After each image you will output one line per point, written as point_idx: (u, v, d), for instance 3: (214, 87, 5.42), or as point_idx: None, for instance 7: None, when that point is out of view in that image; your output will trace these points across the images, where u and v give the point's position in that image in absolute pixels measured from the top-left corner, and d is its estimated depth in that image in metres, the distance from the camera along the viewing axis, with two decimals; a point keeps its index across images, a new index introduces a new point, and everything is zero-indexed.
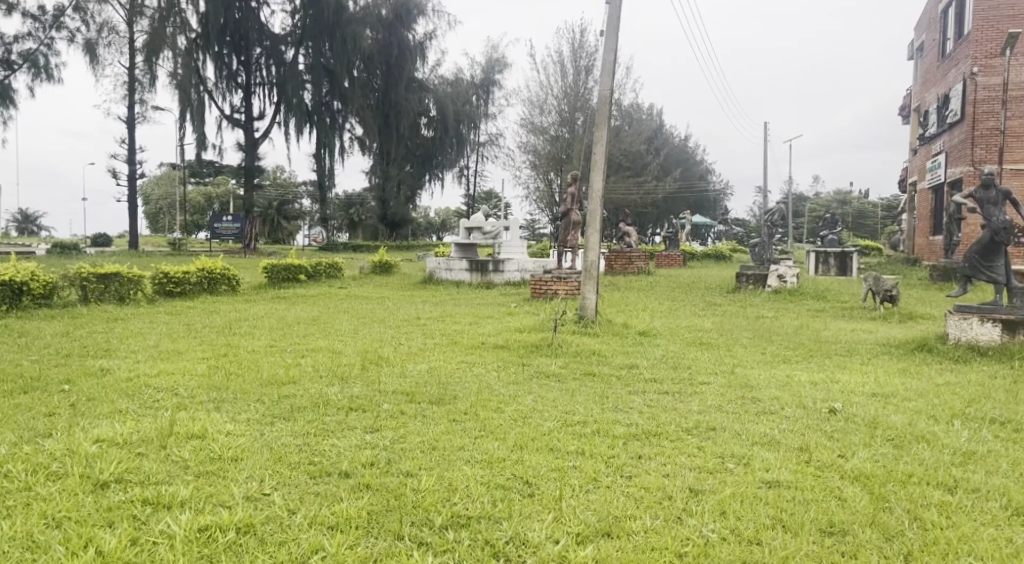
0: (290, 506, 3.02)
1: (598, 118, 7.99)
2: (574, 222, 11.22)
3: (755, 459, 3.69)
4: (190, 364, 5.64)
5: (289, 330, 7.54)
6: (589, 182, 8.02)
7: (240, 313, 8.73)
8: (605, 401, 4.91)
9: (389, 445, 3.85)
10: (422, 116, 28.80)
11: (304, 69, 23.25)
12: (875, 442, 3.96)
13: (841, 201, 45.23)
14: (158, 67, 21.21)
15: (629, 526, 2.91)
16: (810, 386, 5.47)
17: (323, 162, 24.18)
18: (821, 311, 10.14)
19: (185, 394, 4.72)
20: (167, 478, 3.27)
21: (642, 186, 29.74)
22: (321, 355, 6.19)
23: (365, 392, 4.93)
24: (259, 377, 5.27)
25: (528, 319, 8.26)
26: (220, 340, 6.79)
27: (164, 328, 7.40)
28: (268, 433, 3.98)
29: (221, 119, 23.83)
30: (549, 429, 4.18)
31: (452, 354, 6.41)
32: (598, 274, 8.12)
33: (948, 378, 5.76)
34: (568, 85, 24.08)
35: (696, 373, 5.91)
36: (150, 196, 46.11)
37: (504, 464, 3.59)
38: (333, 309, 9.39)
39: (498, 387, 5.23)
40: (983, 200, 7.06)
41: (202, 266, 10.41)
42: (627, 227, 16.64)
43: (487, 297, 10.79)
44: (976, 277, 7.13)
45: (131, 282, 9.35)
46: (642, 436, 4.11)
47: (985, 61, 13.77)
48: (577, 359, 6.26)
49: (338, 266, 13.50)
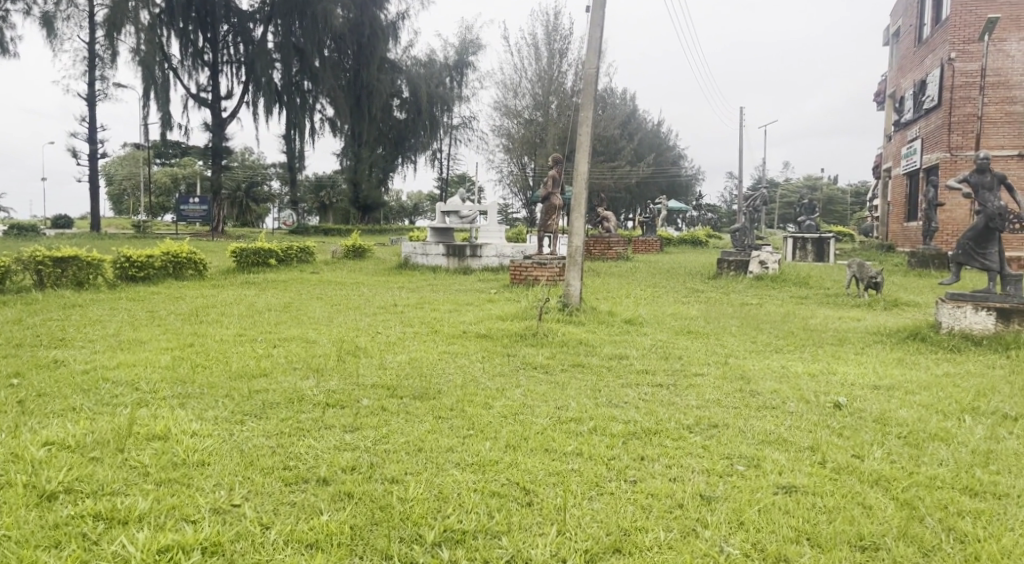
0: (263, 520, 2.70)
1: (584, 98, 7.69)
2: (555, 206, 10.84)
3: (765, 459, 3.45)
4: (152, 355, 5.26)
5: (259, 318, 7.18)
6: (573, 164, 7.70)
7: (208, 299, 8.33)
8: (598, 395, 4.65)
9: (371, 446, 3.54)
10: (394, 98, 28.24)
11: (274, 47, 22.58)
12: (887, 439, 3.75)
13: (811, 188, 45.45)
14: (121, 43, 20.47)
15: (641, 541, 2.66)
16: (808, 378, 5.25)
17: (294, 143, 23.56)
18: (805, 298, 9.97)
19: (147, 388, 4.36)
20: (126, 487, 2.94)
21: (616, 171, 29.53)
22: (293, 345, 5.85)
23: (342, 386, 4.61)
24: (228, 369, 4.93)
25: (510, 306, 7.99)
26: (186, 329, 6.40)
27: (125, 315, 7.01)
28: (238, 433, 3.65)
29: (187, 98, 23.12)
30: (541, 426, 3.91)
31: (432, 343, 6.10)
32: (582, 260, 7.84)
33: (945, 368, 5.58)
34: (541, 69, 23.84)
35: (689, 363, 5.66)
36: (114, 176, 44.97)
37: (498, 468, 3.30)
38: (306, 295, 9.02)
39: (482, 380, 4.93)
40: (977, 185, 6.86)
41: (167, 249, 9.95)
42: (606, 212, 16.39)
43: (466, 283, 10.49)
44: (968, 264, 6.93)
45: (90, 266, 8.88)
46: (642, 434, 3.85)
47: (963, 47, 13.70)
48: (563, 349, 6.00)
49: (309, 251, 13.08)
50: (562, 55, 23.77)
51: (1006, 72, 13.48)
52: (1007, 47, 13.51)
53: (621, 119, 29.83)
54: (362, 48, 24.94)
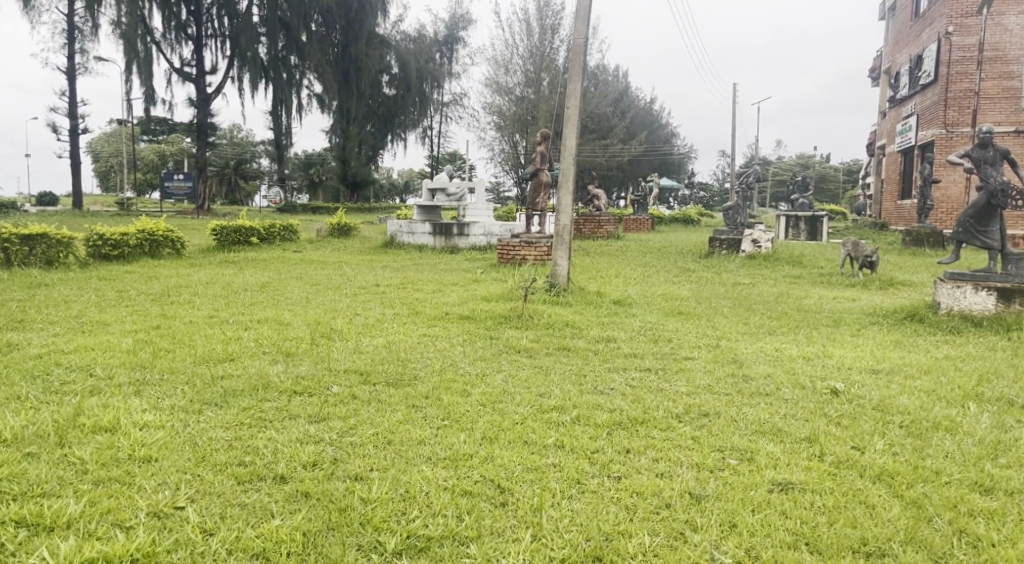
0: (206, 527, 2.50)
1: (573, 69, 7.38)
2: (543, 183, 10.52)
3: (760, 453, 3.21)
4: (114, 338, 4.99)
5: (233, 298, 6.91)
6: (560, 139, 7.41)
7: (183, 278, 8.04)
8: (582, 381, 4.41)
9: (336, 439, 3.29)
10: (384, 74, 27.68)
11: (259, 21, 22.01)
12: (888, 429, 3.51)
13: (804, 165, 45.17)
14: (101, 15, 19.93)
15: (624, 547, 2.45)
16: (803, 362, 5.01)
17: (280, 120, 23.06)
18: (799, 277, 9.76)
19: (103, 374, 4.09)
20: (59, 487, 2.71)
21: (608, 149, 29.19)
22: (266, 327, 5.57)
23: (312, 372, 4.36)
24: (193, 353, 4.66)
25: (495, 286, 7.72)
26: (154, 310, 6.13)
27: (93, 295, 6.72)
28: (194, 424, 3.39)
29: (170, 73, 22.60)
30: (521, 416, 3.65)
31: (412, 326, 5.84)
32: (570, 238, 7.55)
33: (945, 351, 5.36)
34: (533, 45, 23.49)
35: (678, 347, 5.42)
36: (100, 154, 44.53)
37: (471, 463, 3.06)
38: (286, 274, 8.74)
39: (462, 364, 4.69)
40: (979, 160, 6.59)
41: (142, 227, 9.63)
42: (597, 190, 16.11)
43: (451, 262, 10.22)
44: (969, 242, 6.68)
45: (59, 244, 8.58)
46: (628, 424, 3.61)
47: (960, 21, 13.39)
48: (549, 331, 5.76)
49: (293, 229, 12.77)
50: (554, 31, 23.37)
51: (1004, 47, 13.18)
52: (1005, 20, 13.17)
53: (613, 97, 29.41)
54: (349, 22, 24.42)
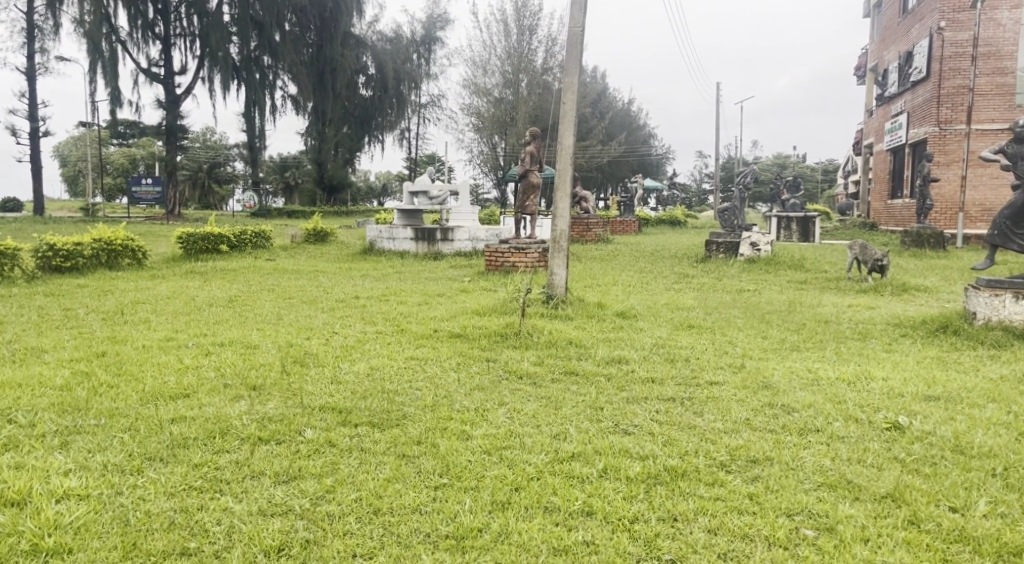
0: None
1: (569, 63, 6.74)
2: (533, 185, 9.74)
3: (839, 518, 2.59)
4: (48, 370, 4.25)
5: (194, 316, 6.17)
6: (556, 139, 6.76)
7: (141, 293, 7.28)
8: (602, 416, 3.75)
9: (309, 507, 2.63)
10: (360, 75, 26.87)
11: (230, 21, 21.15)
12: (984, 481, 2.90)
13: (781, 166, 45.00)
14: (63, 13, 19.05)
15: None
16: (845, 386, 4.40)
17: (254, 122, 22.08)
18: (804, 283, 9.19)
19: (23, 421, 3.37)
20: None
21: (588, 150, 28.73)
22: (231, 352, 4.86)
23: (281, 410, 3.66)
24: (141, 388, 3.94)
25: (485, 298, 7.04)
26: (102, 332, 5.37)
27: (33, 315, 5.95)
28: (128, 491, 2.70)
29: (137, 73, 21.69)
30: (536, 468, 3.00)
31: (397, 347, 5.15)
32: (567, 244, 6.86)
33: (999, 370, 4.76)
34: (512, 45, 22.92)
35: (700, 369, 4.78)
36: (69, 158, 43.22)
37: (482, 544, 2.45)
38: (256, 286, 7.99)
39: (457, 397, 4.00)
40: (1016, 156, 5.97)
41: (99, 236, 8.84)
42: (583, 191, 15.37)
43: (436, 269, 9.57)
44: (1006, 247, 6.06)
45: (4, 257, 7.83)
46: (667, 477, 2.95)
47: (953, 15, 12.91)
48: (551, 352, 5.09)
49: (266, 234, 11.98)
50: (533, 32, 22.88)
51: (997, 42, 12.72)
52: (998, 15, 12.69)
53: (592, 97, 28.87)
54: (324, 22, 23.68)
